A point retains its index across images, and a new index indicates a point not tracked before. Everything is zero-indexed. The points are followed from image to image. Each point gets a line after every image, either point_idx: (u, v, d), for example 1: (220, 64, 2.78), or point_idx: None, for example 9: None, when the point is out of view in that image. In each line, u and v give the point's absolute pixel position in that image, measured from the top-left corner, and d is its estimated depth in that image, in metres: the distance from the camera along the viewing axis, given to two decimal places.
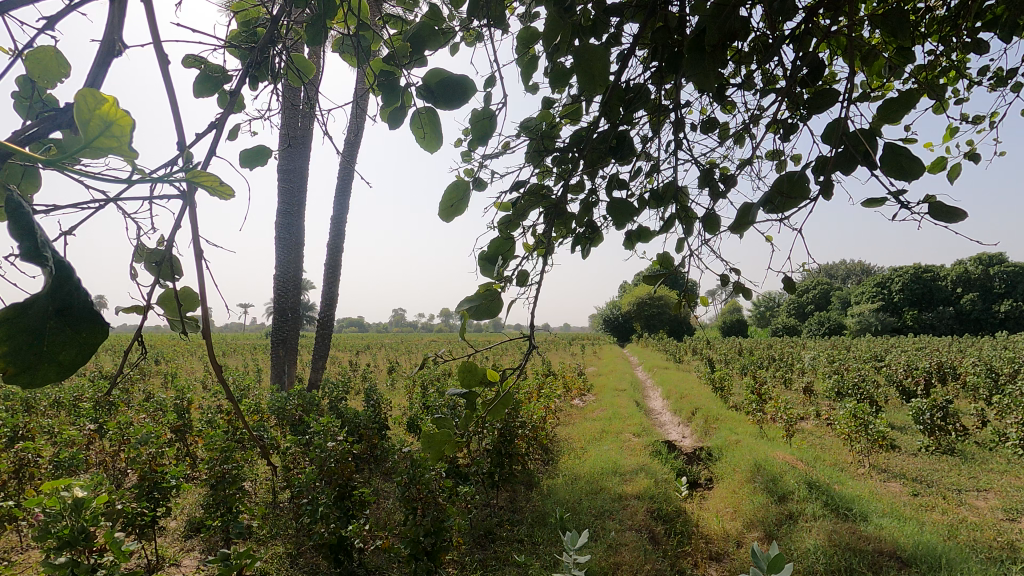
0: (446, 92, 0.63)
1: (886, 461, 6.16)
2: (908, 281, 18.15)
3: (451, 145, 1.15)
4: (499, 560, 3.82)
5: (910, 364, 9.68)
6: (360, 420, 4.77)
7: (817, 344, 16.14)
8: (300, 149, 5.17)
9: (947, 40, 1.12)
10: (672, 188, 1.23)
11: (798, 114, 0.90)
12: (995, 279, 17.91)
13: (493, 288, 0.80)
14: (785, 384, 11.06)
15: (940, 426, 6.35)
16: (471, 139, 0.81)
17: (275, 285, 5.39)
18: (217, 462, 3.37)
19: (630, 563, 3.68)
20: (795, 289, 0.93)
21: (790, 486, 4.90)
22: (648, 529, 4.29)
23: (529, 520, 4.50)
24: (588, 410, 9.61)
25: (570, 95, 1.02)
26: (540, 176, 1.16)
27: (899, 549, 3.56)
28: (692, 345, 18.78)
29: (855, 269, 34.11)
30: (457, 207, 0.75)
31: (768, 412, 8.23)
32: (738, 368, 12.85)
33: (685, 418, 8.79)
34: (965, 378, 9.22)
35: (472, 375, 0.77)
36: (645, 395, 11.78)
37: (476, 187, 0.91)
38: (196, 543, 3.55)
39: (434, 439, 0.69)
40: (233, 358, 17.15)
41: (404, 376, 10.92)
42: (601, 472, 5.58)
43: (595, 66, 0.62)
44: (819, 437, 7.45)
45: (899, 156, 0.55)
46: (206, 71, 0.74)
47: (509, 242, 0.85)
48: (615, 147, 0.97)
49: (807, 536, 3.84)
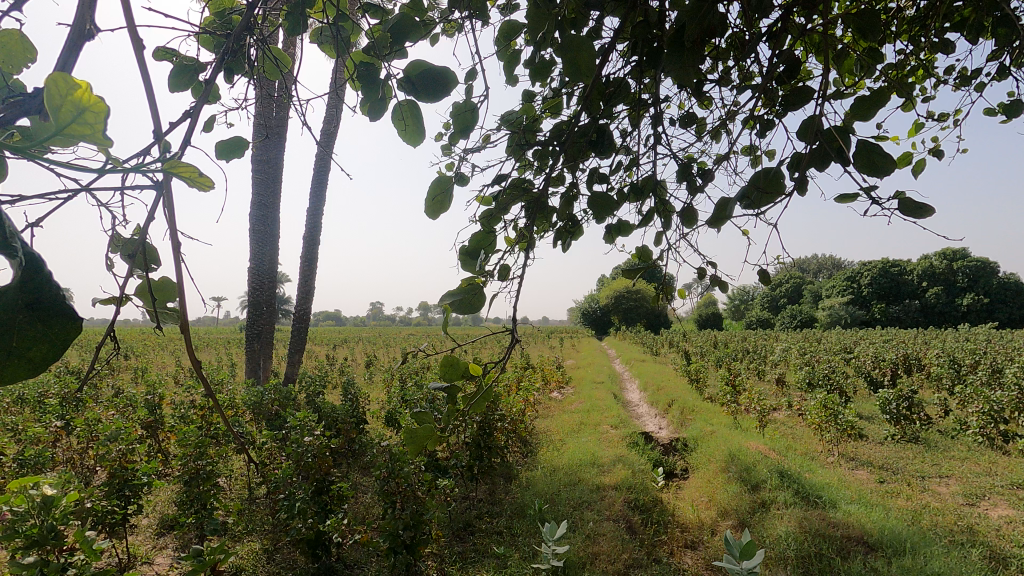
0: (428, 85, 0.62)
1: (854, 449, 6.36)
2: (877, 275, 18.68)
3: (433, 139, 1.15)
4: (479, 552, 3.84)
5: (877, 356, 10.00)
6: (338, 414, 4.75)
7: (790, 336, 16.55)
8: (275, 139, 5.08)
9: (917, 39, 1.14)
10: (651, 182, 1.24)
11: (774, 111, 0.91)
12: (959, 273, 18.57)
13: (477, 282, 0.80)
14: (758, 376, 11.34)
15: (905, 415, 6.59)
16: (453, 132, 0.81)
17: (250, 278, 5.29)
18: (191, 457, 3.31)
19: (608, 552, 3.74)
20: (770, 283, 0.95)
21: (762, 475, 5.02)
22: (625, 519, 4.36)
23: (508, 512, 4.53)
24: (566, 403, 9.72)
25: (552, 88, 1.02)
26: (521, 169, 1.16)
27: (866, 534, 3.69)
28: (669, 338, 19.07)
29: (826, 264, 35.00)
30: (441, 202, 0.75)
31: (742, 403, 8.41)
32: (713, 360, 13.13)
33: (662, 409, 8.93)
34: (929, 368, 9.58)
35: (456, 370, 0.77)
36: (623, 387, 11.93)
37: (459, 181, 0.92)
38: (169, 541, 3.49)
39: (418, 436, 0.70)
40: (205, 351, 16.85)
41: (383, 370, 10.88)
42: (579, 464, 5.65)
43: (581, 60, 0.62)
44: (790, 427, 7.66)
45: (871, 155, 0.56)
46: (178, 61, 0.72)
47: (490, 237, 0.85)
48: (595, 141, 0.98)
49: (779, 524, 3.94)
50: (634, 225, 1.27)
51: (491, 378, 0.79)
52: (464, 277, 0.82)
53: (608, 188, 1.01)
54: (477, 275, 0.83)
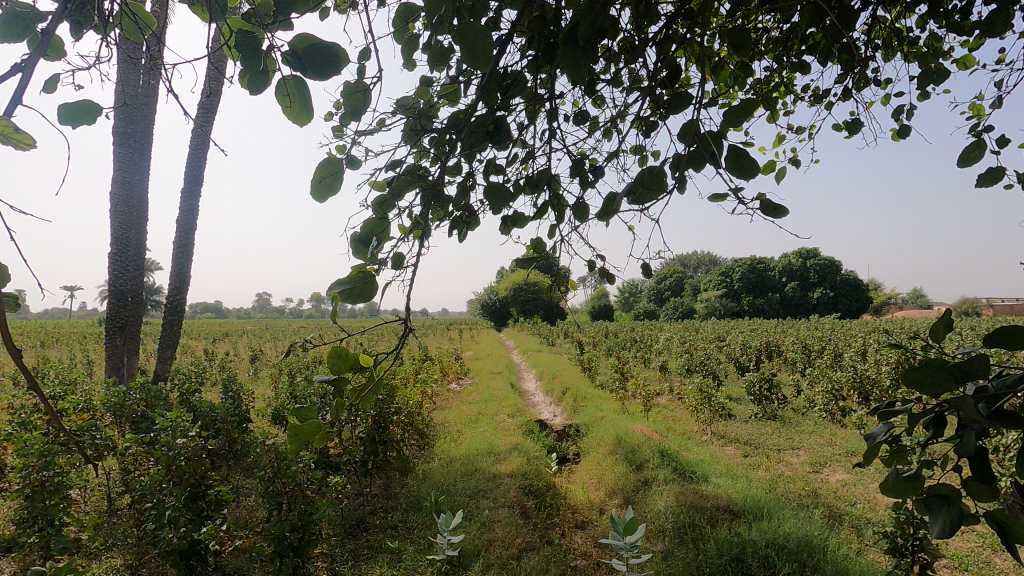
0: (316, 60, 0.59)
1: (724, 428, 7.03)
2: (746, 271, 20.72)
3: (322, 119, 1.09)
4: (372, 548, 3.75)
5: (745, 343, 11.12)
6: (217, 414, 4.38)
7: (672, 326, 17.85)
8: (141, 110, 4.55)
9: (780, 58, 1.27)
10: (546, 175, 1.27)
11: (658, 113, 0.97)
12: (811, 270, 21.13)
13: (368, 270, 0.77)
14: (644, 364, 12.15)
15: (766, 395, 7.40)
16: (344, 113, 0.77)
17: (111, 264, 4.71)
18: (33, 469, 2.89)
19: (502, 538, 3.81)
20: (652, 276, 1.01)
21: (645, 455, 5.38)
22: (519, 505, 4.47)
23: (403, 505, 4.47)
24: (465, 394, 9.76)
25: (449, 75, 1.01)
26: (417, 156, 1.13)
27: (731, 503, 4.09)
28: (564, 329, 19.80)
29: (705, 260, 38.22)
30: (330, 186, 0.72)
31: (629, 389, 8.96)
32: (604, 350, 13.85)
33: (557, 398, 9.26)
34: (786, 354, 10.83)
35: (343, 362, 0.74)
36: (520, 377, 12.21)
37: (350, 165, 0.88)
38: (4, 566, 3.03)
39: (301, 433, 0.67)
40: (55, 347, 14.78)
41: (270, 365, 10.22)
42: (476, 454, 5.70)
43: (480, 46, 0.61)
44: (671, 410, 8.29)
45: (737, 157, 0.62)
46: (10, 6, 0.62)
47: (385, 224, 0.82)
48: (493, 132, 0.99)
49: (659, 499, 4.25)
50: (529, 217, 1.30)
51: (382, 366, 0.78)
52: (354, 265, 0.79)
53: (504, 180, 1.02)
54: (368, 263, 0.81)
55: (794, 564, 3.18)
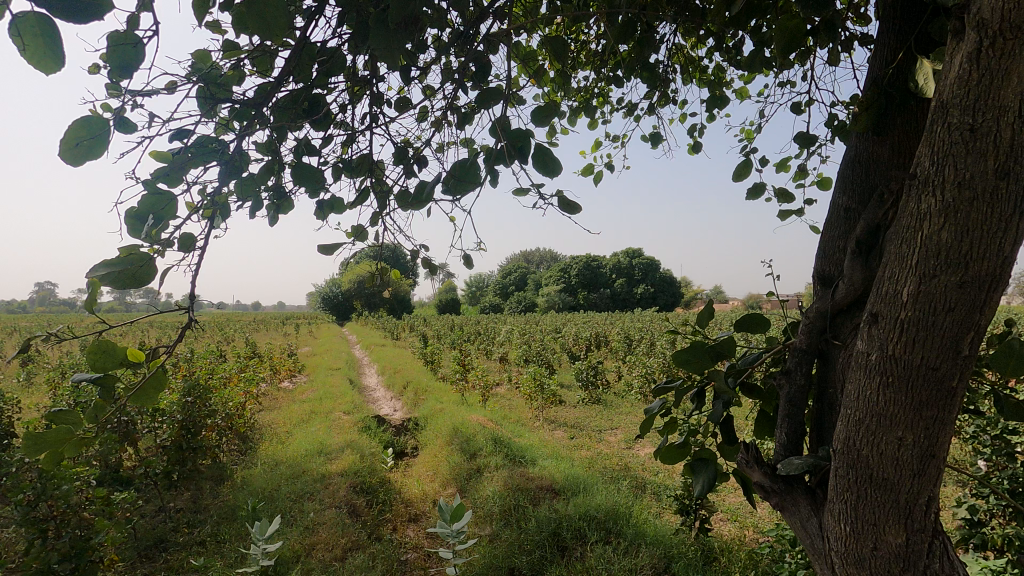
0: (79, 8, 0.58)
1: (554, 413, 7.53)
2: (582, 268, 22.41)
3: (87, 72, 0.94)
4: (172, 569, 3.33)
5: (577, 334, 12.03)
6: None
7: (514, 319, 18.63)
8: None
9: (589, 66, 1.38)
10: (365, 160, 1.26)
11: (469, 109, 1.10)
12: (636, 268, 23.56)
13: (141, 253, 0.78)
14: (486, 355, 12.50)
15: (592, 381, 8.08)
16: (109, 69, 0.76)
17: None
18: None
19: (326, 540, 3.65)
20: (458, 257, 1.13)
21: (479, 444, 5.53)
22: (348, 504, 4.31)
23: (215, 517, 4.04)
24: (298, 392, 9.14)
25: (257, 46, 1.01)
26: (218, 128, 1.10)
27: (554, 482, 4.40)
28: (410, 324, 19.55)
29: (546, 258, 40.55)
30: (90, 146, 0.74)
31: (470, 381, 9.15)
32: (448, 342, 13.96)
33: (397, 393, 9.12)
34: (612, 344, 11.94)
35: (108, 359, 0.87)
36: (361, 373, 11.79)
37: (121, 129, 0.87)
38: None
39: (50, 444, 0.82)
40: None
41: (48, 369, 8.52)
42: (305, 455, 5.38)
43: (273, 17, 0.64)
44: (508, 399, 8.66)
45: (544, 154, 0.77)
46: None
47: (167, 202, 0.84)
48: (306, 111, 1.06)
49: (488, 485, 4.41)
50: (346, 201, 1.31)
51: (162, 362, 0.96)
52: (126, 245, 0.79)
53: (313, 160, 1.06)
54: (145, 242, 0.81)
55: (602, 532, 3.52)
